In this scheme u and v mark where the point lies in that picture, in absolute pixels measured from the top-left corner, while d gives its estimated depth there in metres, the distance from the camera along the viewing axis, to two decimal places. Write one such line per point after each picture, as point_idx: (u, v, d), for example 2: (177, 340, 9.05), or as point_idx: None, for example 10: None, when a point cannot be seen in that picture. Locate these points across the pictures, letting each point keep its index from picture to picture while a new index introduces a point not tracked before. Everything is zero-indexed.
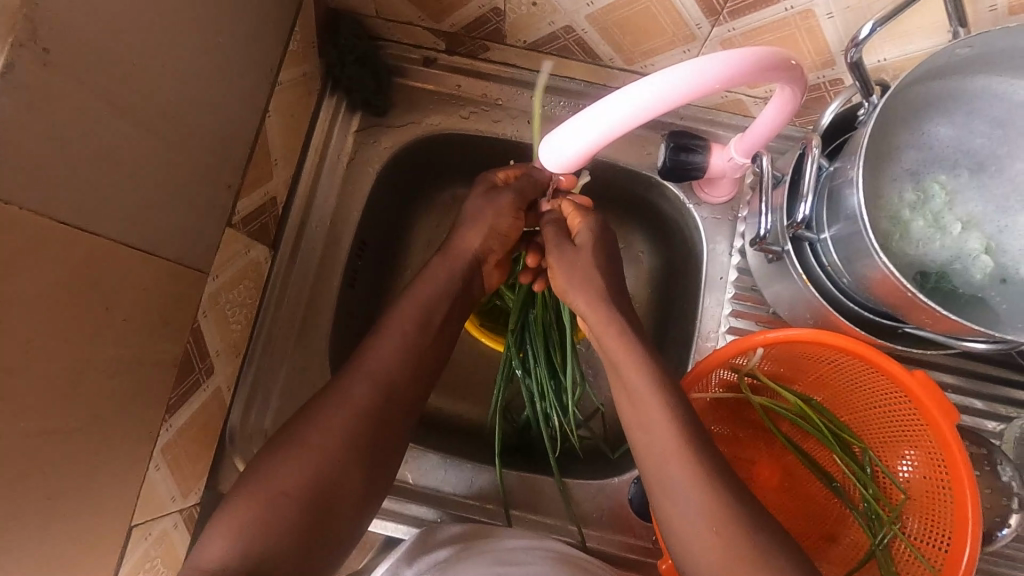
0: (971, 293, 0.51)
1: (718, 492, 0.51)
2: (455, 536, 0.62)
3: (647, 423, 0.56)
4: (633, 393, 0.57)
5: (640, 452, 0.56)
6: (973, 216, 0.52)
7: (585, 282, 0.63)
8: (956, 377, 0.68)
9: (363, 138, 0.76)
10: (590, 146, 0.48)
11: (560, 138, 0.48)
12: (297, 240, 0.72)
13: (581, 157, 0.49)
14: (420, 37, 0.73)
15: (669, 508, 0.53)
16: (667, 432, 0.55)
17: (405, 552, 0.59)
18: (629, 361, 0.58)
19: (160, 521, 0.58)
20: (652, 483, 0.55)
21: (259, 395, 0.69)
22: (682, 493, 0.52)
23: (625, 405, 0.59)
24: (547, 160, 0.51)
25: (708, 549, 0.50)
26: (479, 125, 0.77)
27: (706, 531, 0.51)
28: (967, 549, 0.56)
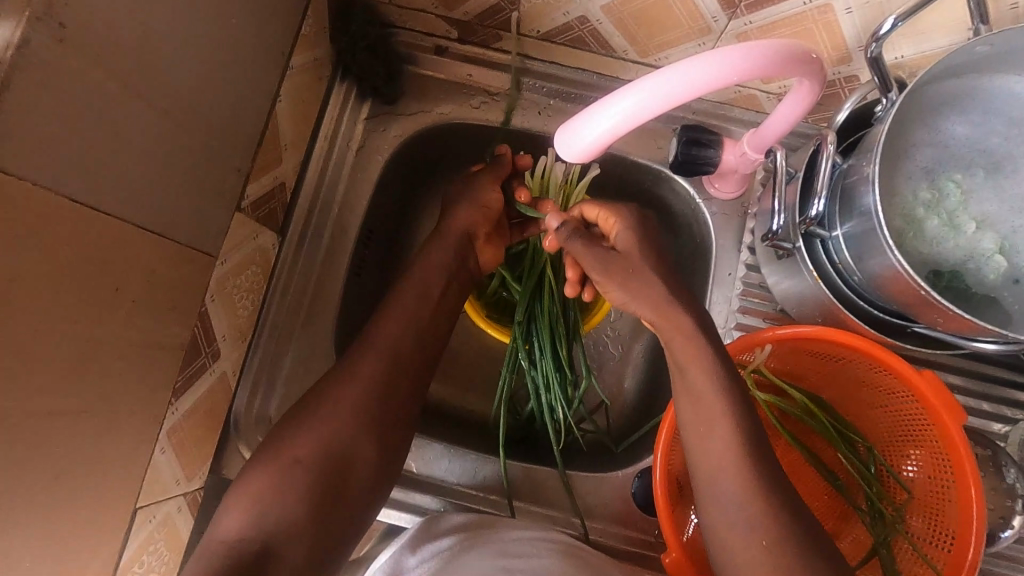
0: (983, 293, 0.51)
1: (762, 501, 0.52)
2: (461, 524, 0.62)
3: (706, 432, 0.55)
4: (694, 399, 0.56)
5: (693, 462, 0.56)
6: (987, 215, 0.51)
7: (634, 280, 0.61)
8: (961, 378, 0.68)
9: (372, 126, 0.76)
10: (605, 135, 0.47)
11: (579, 125, 0.48)
12: (305, 227, 0.72)
13: (597, 146, 0.48)
14: (433, 24, 0.72)
15: (718, 519, 0.53)
16: (724, 444, 0.54)
17: (410, 540, 0.60)
18: (697, 364, 0.56)
19: (165, 503, 0.58)
20: (702, 491, 0.55)
21: (265, 381, 0.69)
22: (731, 503, 0.53)
23: (685, 411, 0.57)
24: (562, 148, 0.50)
25: (750, 560, 0.51)
26: (490, 115, 0.76)
27: (757, 546, 0.50)
28: (971, 548, 0.56)
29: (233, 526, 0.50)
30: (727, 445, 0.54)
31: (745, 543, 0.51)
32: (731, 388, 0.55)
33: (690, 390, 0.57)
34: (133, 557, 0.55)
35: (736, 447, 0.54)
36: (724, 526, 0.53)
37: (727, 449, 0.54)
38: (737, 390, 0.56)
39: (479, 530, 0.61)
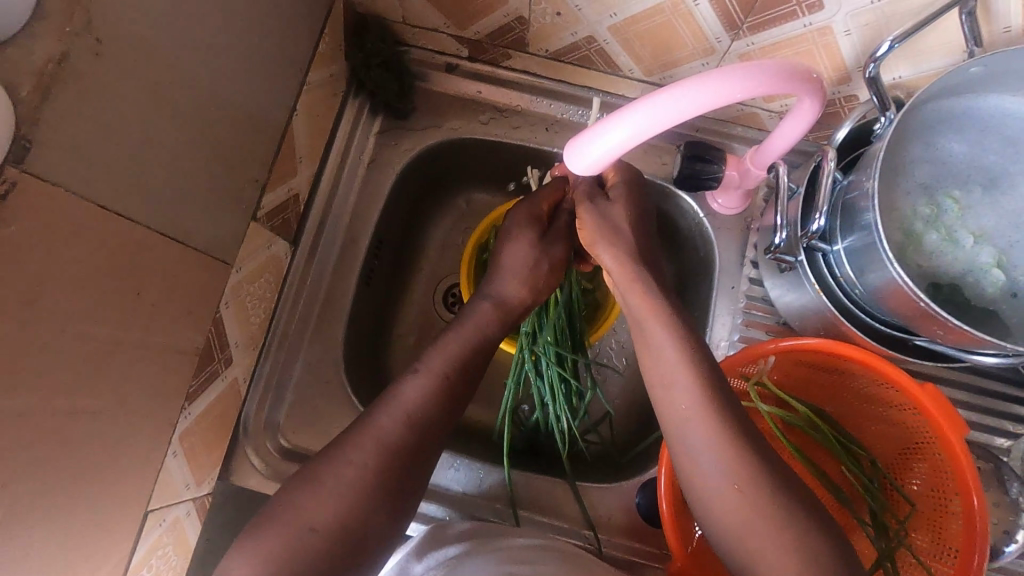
0: (982, 306, 0.51)
1: (738, 455, 0.51)
2: (465, 532, 0.63)
3: (671, 391, 0.56)
4: (657, 352, 0.57)
5: (661, 412, 0.57)
6: (985, 230, 0.52)
7: (611, 235, 0.63)
8: (963, 393, 0.68)
9: (383, 140, 0.78)
10: (619, 146, 0.48)
11: (594, 135, 0.49)
12: (316, 237, 0.73)
13: (609, 157, 0.50)
14: (444, 43, 0.75)
15: (689, 466, 0.54)
16: (689, 391, 0.55)
17: (416, 548, 0.61)
18: (654, 319, 0.58)
19: (173, 508, 0.58)
20: (677, 446, 0.55)
21: (275, 389, 0.70)
22: (703, 453, 0.53)
23: (647, 364, 0.59)
24: (576, 158, 0.51)
25: (732, 517, 0.50)
26: (498, 131, 0.78)
27: (729, 490, 0.51)
28: (974, 562, 0.56)
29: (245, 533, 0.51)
30: (693, 395, 0.54)
31: (719, 490, 0.51)
32: (691, 340, 0.57)
33: (649, 344, 0.59)
34: (142, 560, 0.55)
35: (700, 394, 0.54)
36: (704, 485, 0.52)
37: (693, 403, 0.54)
38: (696, 346, 0.57)
39: (484, 539, 0.61)
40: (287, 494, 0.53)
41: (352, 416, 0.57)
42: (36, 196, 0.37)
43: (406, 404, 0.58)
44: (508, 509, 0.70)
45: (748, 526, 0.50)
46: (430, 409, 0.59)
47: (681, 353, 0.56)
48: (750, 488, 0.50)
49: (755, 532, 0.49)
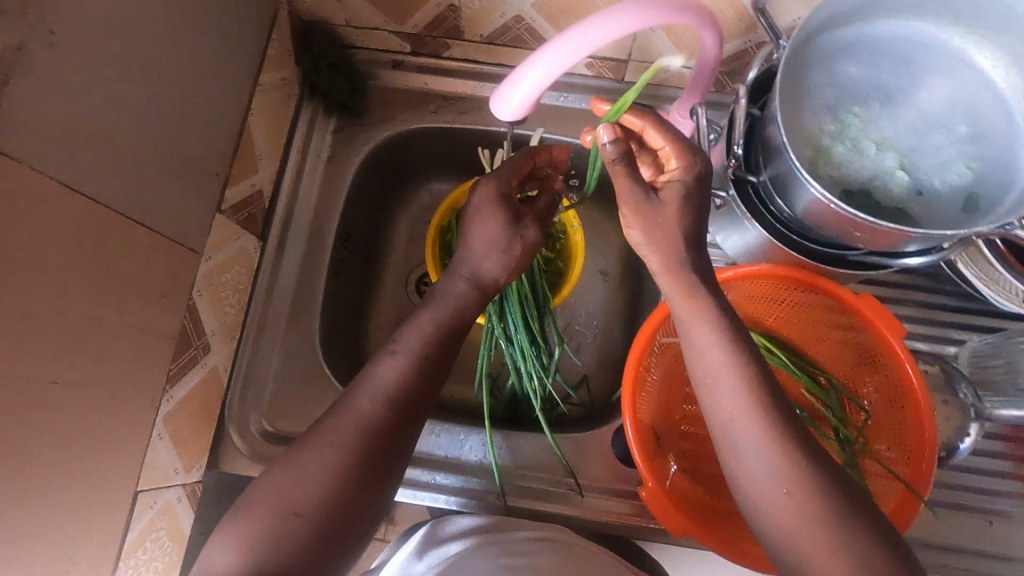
0: (893, 206, 0.55)
1: (776, 438, 0.48)
2: (465, 529, 0.65)
3: (717, 384, 0.50)
4: (700, 352, 0.51)
5: (707, 412, 0.51)
6: (886, 139, 0.56)
7: (659, 240, 0.51)
8: (909, 309, 0.72)
9: (339, 138, 0.82)
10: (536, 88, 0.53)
11: (510, 87, 0.54)
12: (284, 232, 0.77)
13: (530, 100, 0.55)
14: (388, 41, 0.80)
15: (736, 469, 0.49)
16: (737, 394, 0.49)
17: (417, 547, 0.63)
18: (698, 318, 0.51)
19: (164, 492, 0.61)
20: (722, 447, 0.51)
21: (256, 378, 0.73)
22: (749, 454, 0.48)
23: (690, 363, 0.52)
24: (499, 106, 0.56)
25: (783, 517, 0.47)
26: (447, 117, 0.83)
27: (780, 495, 0.47)
28: (925, 460, 0.59)
29: (250, 524, 0.49)
30: (739, 396, 0.49)
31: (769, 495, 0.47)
32: (737, 334, 0.50)
33: (692, 347, 0.51)
34: (134, 543, 0.57)
35: (748, 394, 0.49)
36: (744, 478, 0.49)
37: (738, 398, 0.49)
38: (744, 340, 0.50)
39: (486, 534, 0.63)
40: (270, 474, 0.52)
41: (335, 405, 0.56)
42: (5, 171, 0.40)
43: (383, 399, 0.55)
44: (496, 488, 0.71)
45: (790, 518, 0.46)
46: (407, 395, 0.56)
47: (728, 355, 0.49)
48: (799, 485, 0.46)
49: (808, 538, 0.46)
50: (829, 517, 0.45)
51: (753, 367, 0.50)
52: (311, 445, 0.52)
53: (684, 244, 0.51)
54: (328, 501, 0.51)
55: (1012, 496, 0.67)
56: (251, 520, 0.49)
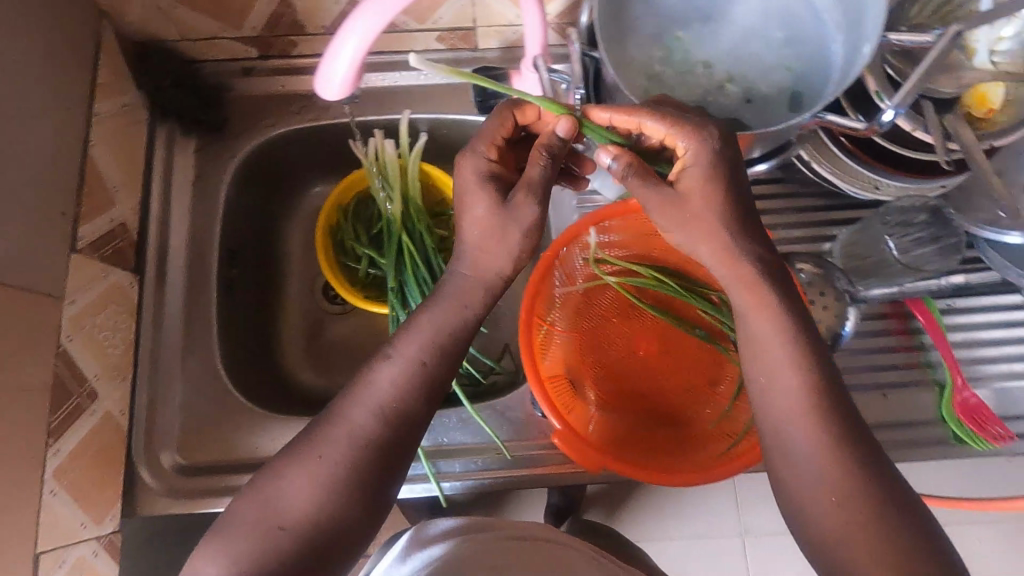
0: (727, 116, 0.58)
1: (829, 430, 0.48)
2: (451, 530, 0.61)
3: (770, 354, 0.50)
4: (762, 342, 0.50)
5: (759, 410, 0.51)
6: (711, 56, 0.59)
7: (687, 220, 0.51)
8: (780, 217, 0.77)
9: (204, 156, 0.79)
10: (355, 55, 0.50)
11: (327, 62, 0.51)
12: (162, 262, 0.75)
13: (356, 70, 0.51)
14: (232, 49, 0.78)
15: (785, 473, 0.49)
16: (794, 394, 0.49)
17: (405, 549, 0.59)
18: (760, 309, 0.50)
19: (73, 548, 0.58)
20: (768, 441, 0.51)
21: (160, 415, 0.70)
22: (802, 458, 0.48)
23: (744, 357, 0.52)
24: (326, 86, 0.52)
25: (830, 525, 0.47)
26: (311, 116, 0.82)
27: (825, 503, 0.47)
28: None
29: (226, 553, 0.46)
30: (801, 387, 0.49)
31: (817, 505, 0.47)
32: (806, 339, 0.49)
33: (752, 339, 0.51)
34: None
35: (808, 396, 0.49)
36: (796, 467, 0.48)
37: (799, 398, 0.49)
38: (803, 330, 0.50)
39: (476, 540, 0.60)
40: (249, 495, 0.50)
41: (325, 418, 0.52)
42: None
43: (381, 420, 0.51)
44: (428, 480, 0.69)
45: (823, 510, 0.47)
46: (405, 409, 0.51)
47: (798, 350, 0.49)
48: (846, 492, 0.46)
49: (851, 548, 0.46)
50: (869, 523, 0.45)
51: (813, 355, 0.49)
52: (298, 459, 0.50)
53: (733, 233, 0.50)
54: (309, 512, 0.48)
55: (900, 367, 0.73)
56: (228, 542, 0.47)
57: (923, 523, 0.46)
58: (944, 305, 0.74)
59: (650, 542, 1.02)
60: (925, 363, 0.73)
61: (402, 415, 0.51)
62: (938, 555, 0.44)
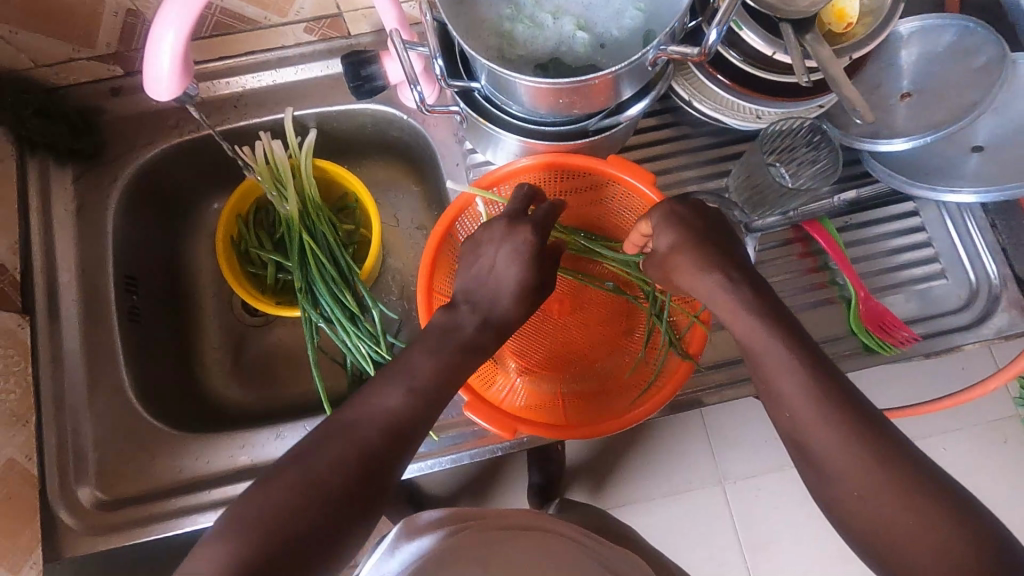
0: (584, 65, 0.57)
1: (844, 426, 0.48)
2: (436, 519, 0.65)
3: (759, 345, 0.54)
4: (787, 404, 0.51)
5: (786, 432, 0.52)
6: (560, 6, 0.58)
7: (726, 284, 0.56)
8: (674, 159, 0.77)
9: (85, 185, 0.77)
10: (176, 46, 0.51)
11: (152, 55, 0.51)
12: (52, 299, 0.72)
13: (179, 72, 0.52)
14: (92, 69, 0.74)
15: (818, 481, 0.50)
16: (827, 431, 0.49)
17: (398, 540, 0.63)
18: (785, 371, 0.51)
19: None
20: (799, 456, 0.51)
21: (73, 456, 0.68)
22: (835, 464, 0.48)
23: (770, 399, 0.53)
24: (153, 90, 0.53)
25: (883, 529, 0.45)
26: (191, 128, 0.80)
27: (872, 489, 0.46)
28: None
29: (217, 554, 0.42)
30: (834, 447, 0.48)
31: (855, 501, 0.47)
32: (816, 365, 0.51)
33: (771, 387, 0.53)
34: None
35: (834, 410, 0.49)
36: (820, 460, 0.49)
37: (831, 445, 0.48)
38: (824, 369, 0.51)
39: (462, 527, 0.63)
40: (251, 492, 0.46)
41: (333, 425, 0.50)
42: None
43: (391, 415, 0.51)
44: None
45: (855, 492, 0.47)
46: (400, 418, 0.51)
47: (808, 387, 0.50)
48: (883, 475, 0.46)
49: (909, 534, 0.44)
50: (910, 497, 0.45)
51: (821, 369, 0.51)
52: (300, 469, 0.47)
53: (807, 351, 0.52)
54: (305, 516, 0.44)
55: (807, 289, 0.74)
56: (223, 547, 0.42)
57: (945, 495, 0.45)
58: (841, 224, 0.76)
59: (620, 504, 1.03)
60: (831, 282, 0.74)
61: (417, 407, 0.53)
62: (970, 526, 0.43)
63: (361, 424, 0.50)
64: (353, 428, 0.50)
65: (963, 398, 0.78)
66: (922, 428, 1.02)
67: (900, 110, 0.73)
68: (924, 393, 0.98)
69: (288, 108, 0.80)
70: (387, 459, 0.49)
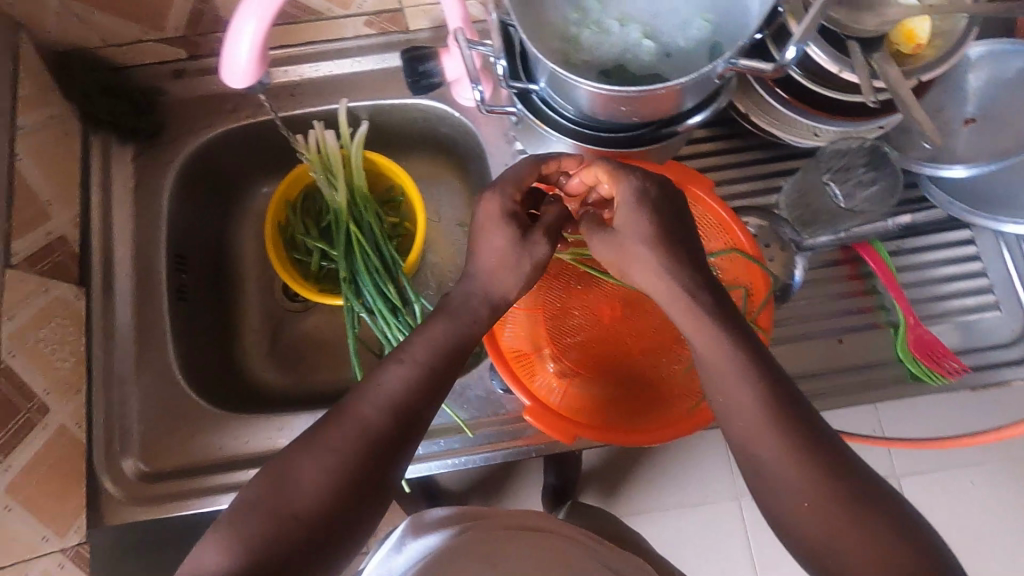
0: (649, 74, 0.57)
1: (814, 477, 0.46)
2: (444, 516, 0.61)
3: (720, 368, 0.50)
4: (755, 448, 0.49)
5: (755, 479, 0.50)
6: (627, 12, 0.58)
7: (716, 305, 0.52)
8: (724, 171, 0.77)
9: (144, 163, 0.79)
10: (256, 37, 0.52)
11: (232, 44, 0.52)
12: (106, 273, 0.74)
13: (257, 57, 0.53)
14: (159, 51, 0.76)
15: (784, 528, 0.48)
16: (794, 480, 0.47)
17: (403, 536, 0.60)
18: (759, 409, 0.49)
19: (36, 563, 0.58)
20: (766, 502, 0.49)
21: (119, 426, 0.70)
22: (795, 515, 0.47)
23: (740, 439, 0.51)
24: (229, 75, 0.54)
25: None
26: (249, 113, 0.81)
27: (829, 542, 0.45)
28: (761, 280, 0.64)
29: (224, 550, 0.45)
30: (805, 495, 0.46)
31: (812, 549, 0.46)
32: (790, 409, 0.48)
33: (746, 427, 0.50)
34: None
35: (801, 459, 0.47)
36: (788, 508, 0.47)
37: (801, 494, 0.46)
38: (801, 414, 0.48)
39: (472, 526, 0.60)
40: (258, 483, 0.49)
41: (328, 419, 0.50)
42: None
43: (374, 420, 0.50)
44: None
45: (808, 525, 0.46)
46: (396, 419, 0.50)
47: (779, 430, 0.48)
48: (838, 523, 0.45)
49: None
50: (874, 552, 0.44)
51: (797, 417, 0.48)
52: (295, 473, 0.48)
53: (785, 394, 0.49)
54: (308, 516, 0.46)
55: (854, 312, 0.73)
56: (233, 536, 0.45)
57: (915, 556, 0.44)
58: (893, 247, 0.74)
59: (638, 514, 1.02)
60: (878, 306, 0.73)
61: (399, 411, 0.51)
62: None
63: (353, 421, 0.50)
64: (330, 437, 0.49)
65: (1003, 434, 0.76)
66: (951, 462, 1.00)
67: (963, 135, 0.71)
68: (957, 426, 0.96)
69: (344, 98, 0.81)
70: (375, 464, 0.49)
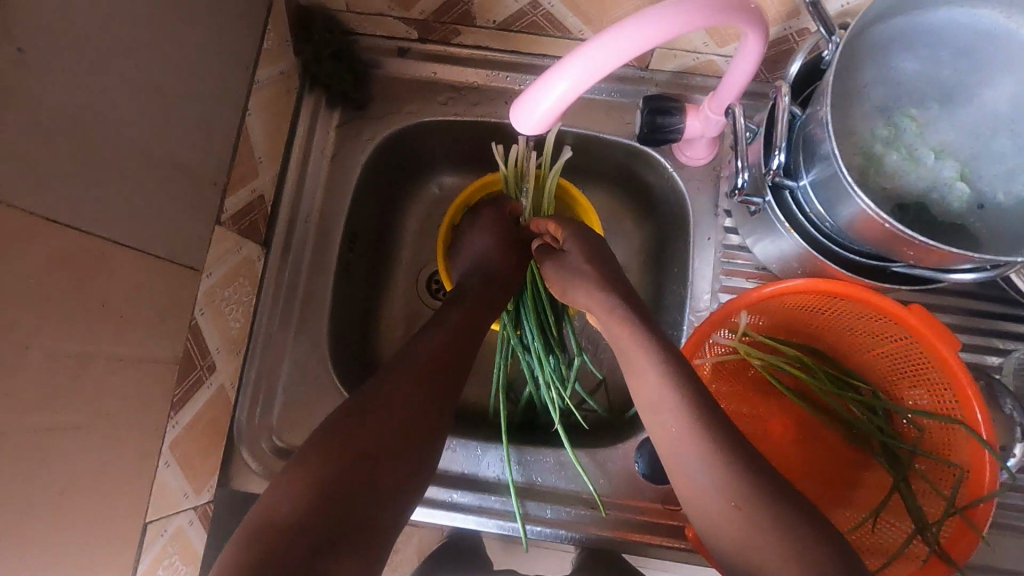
0: (953, 222, 0.52)
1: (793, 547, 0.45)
2: None
3: (661, 415, 0.54)
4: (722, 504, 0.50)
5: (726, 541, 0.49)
6: (946, 145, 0.53)
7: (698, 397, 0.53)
8: (948, 316, 0.69)
9: (344, 133, 0.77)
10: (564, 95, 0.45)
11: (534, 92, 0.46)
12: (286, 237, 0.73)
13: (552, 115, 0.47)
14: (393, 27, 0.73)
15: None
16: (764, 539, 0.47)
17: None
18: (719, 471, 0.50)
19: (173, 518, 0.59)
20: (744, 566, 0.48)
21: (264, 393, 0.70)
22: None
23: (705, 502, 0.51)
24: (516, 121, 0.49)
25: None
26: (458, 109, 0.78)
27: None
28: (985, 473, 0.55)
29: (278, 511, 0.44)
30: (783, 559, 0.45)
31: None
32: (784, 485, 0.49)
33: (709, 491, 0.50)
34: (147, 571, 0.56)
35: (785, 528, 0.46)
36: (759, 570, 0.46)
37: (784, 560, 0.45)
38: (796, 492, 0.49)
39: None
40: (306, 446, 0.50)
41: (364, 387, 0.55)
42: None
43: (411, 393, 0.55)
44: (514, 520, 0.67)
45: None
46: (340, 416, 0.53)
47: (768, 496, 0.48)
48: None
49: None
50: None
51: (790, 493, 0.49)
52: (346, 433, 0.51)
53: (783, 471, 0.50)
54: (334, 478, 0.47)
55: None
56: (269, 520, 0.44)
57: None
58: None
59: None
60: None
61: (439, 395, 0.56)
62: None
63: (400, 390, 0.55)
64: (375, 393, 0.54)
65: None
66: None
67: None
68: None
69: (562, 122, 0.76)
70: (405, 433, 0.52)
